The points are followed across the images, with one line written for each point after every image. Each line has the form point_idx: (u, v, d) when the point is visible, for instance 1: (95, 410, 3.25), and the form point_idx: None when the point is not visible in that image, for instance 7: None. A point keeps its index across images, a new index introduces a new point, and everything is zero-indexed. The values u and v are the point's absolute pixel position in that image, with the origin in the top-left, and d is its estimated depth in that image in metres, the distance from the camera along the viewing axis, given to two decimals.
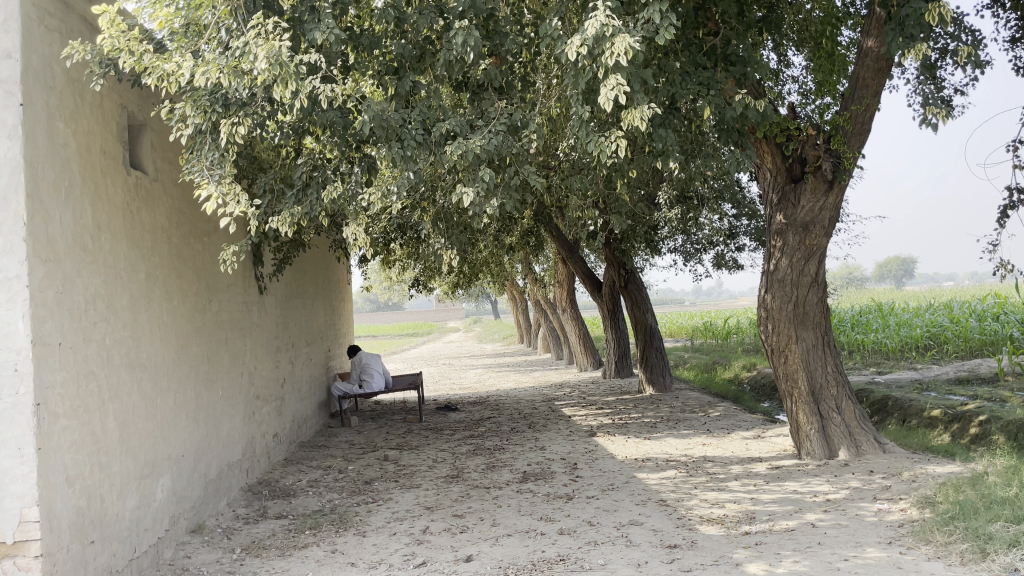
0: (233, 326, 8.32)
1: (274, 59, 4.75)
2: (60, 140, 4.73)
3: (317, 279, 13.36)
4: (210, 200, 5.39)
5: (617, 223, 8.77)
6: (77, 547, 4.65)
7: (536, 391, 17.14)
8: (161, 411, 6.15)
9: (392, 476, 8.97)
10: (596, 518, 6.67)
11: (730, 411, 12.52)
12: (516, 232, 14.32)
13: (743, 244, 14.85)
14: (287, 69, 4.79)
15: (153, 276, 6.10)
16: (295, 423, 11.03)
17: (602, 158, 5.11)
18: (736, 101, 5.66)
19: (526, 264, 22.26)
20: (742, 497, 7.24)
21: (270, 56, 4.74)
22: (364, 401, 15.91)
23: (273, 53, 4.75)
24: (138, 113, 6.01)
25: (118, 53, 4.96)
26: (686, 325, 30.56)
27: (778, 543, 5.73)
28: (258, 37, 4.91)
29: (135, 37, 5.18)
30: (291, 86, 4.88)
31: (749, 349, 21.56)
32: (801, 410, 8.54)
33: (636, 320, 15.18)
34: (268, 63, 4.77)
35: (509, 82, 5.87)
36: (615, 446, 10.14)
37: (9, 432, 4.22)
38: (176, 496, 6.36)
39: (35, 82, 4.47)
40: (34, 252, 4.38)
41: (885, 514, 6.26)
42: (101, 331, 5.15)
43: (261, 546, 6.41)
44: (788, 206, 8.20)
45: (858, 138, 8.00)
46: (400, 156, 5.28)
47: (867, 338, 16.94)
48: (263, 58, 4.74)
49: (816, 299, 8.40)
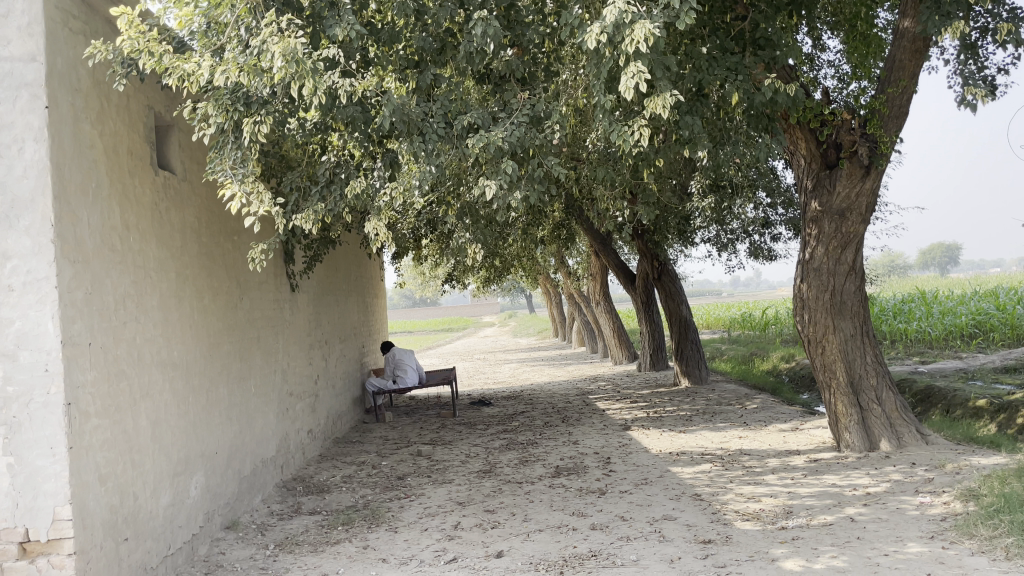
0: (266, 323, 8.38)
1: (290, 55, 4.76)
2: (87, 142, 4.78)
3: (350, 275, 13.44)
4: (235, 199, 5.41)
5: (646, 213, 8.65)
6: (111, 545, 4.70)
7: (571, 385, 17.07)
8: (194, 409, 6.21)
9: (425, 471, 8.96)
10: (629, 513, 6.59)
11: (767, 403, 12.33)
12: (548, 225, 14.26)
13: (779, 233, 14.61)
14: (303, 66, 4.79)
15: (183, 275, 6.15)
16: (329, 419, 11.10)
17: (627, 147, 5.02)
18: (766, 85, 5.51)
19: (559, 258, 22.19)
20: (779, 491, 7.09)
21: (286, 52, 4.75)
22: (399, 397, 15.98)
23: (288, 50, 4.75)
24: (165, 113, 6.06)
25: (140, 54, 5.00)
26: (724, 317, 30.24)
27: (816, 538, 5.60)
28: (276, 35, 4.92)
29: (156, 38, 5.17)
30: (309, 83, 4.87)
31: (788, 339, 21.26)
32: (839, 402, 8.34)
33: (670, 311, 15.03)
34: (285, 59, 4.79)
35: (532, 73, 5.80)
36: (650, 439, 10.03)
37: (42, 431, 4.29)
38: (211, 493, 6.42)
39: (60, 85, 4.52)
40: (63, 253, 4.42)
41: (928, 508, 6.08)
42: (131, 331, 5.20)
43: (294, 542, 6.44)
44: (823, 193, 8.01)
45: (895, 121, 7.74)
46: (422, 150, 5.25)
47: (910, 327, 16.59)
48: (279, 54, 4.75)
49: (853, 288, 8.19)
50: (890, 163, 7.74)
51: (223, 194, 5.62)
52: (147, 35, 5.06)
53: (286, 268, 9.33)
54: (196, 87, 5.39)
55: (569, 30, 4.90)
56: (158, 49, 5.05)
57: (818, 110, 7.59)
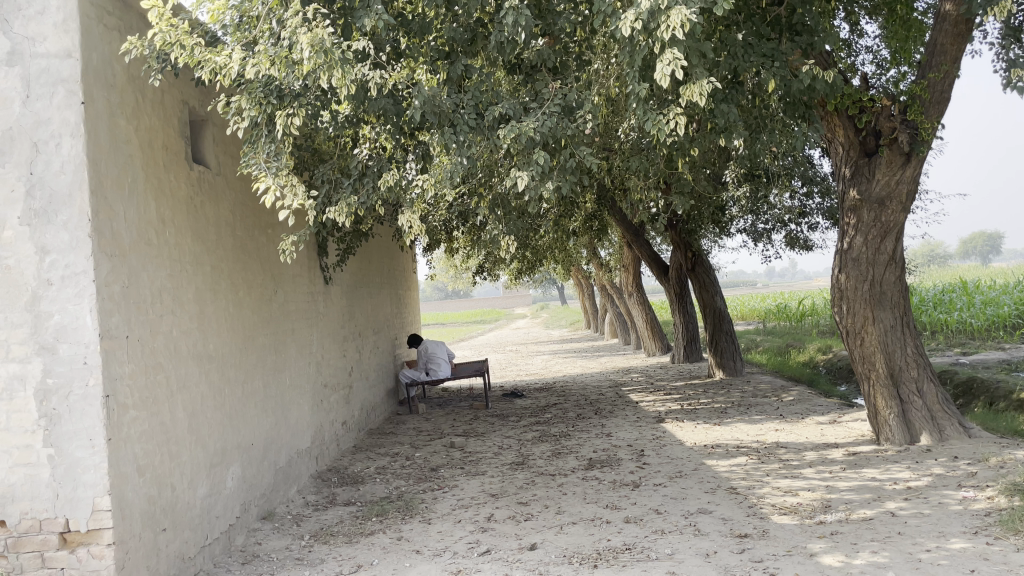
0: (300, 316, 8.44)
1: (319, 46, 4.72)
2: (123, 137, 4.83)
3: (382, 268, 13.48)
4: (269, 192, 5.45)
5: (680, 204, 8.54)
6: (150, 535, 4.77)
7: (604, 377, 16.98)
8: (230, 401, 6.27)
9: (458, 463, 8.97)
10: (664, 506, 6.53)
11: (804, 395, 12.14)
12: (580, 216, 14.18)
13: (816, 223, 14.37)
14: (333, 56, 4.75)
15: (219, 269, 6.20)
16: (363, 411, 11.15)
17: (661, 136, 4.94)
18: (803, 72, 5.38)
19: (591, 248, 22.10)
20: (817, 485, 6.97)
21: (313, 42, 4.70)
22: (431, 389, 16.02)
23: (317, 41, 4.71)
24: (199, 108, 6.11)
25: (174, 48, 5.04)
26: (759, 308, 29.89)
27: (856, 533, 5.49)
28: (307, 27, 4.91)
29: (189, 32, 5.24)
30: (338, 74, 4.83)
31: (825, 331, 20.96)
32: (879, 394, 8.18)
33: (704, 303, 14.87)
34: (313, 49, 4.74)
35: (564, 62, 5.72)
36: (684, 432, 9.94)
37: (81, 423, 4.35)
38: (247, 483, 6.49)
39: (95, 81, 4.57)
40: (100, 248, 4.47)
41: (971, 503, 5.94)
42: (168, 324, 5.25)
43: (329, 533, 6.48)
44: (861, 181, 7.84)
45: (937, 107, 7.54)
46: (453, 141, 5.22)
47: (950, 318, 16.26)
48: (308, 45, 4.72)
49: (893, 278, 8.02)
50: (931, 151, 7.56)
51: (256, 187, 5.66)
52: (179, 28, 5.10)
53: (319, 261, 9.38)
54: (229, 80, 5.39)
55: (601, 17, 4.82)
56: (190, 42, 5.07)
57: (857, 97, 7.44)
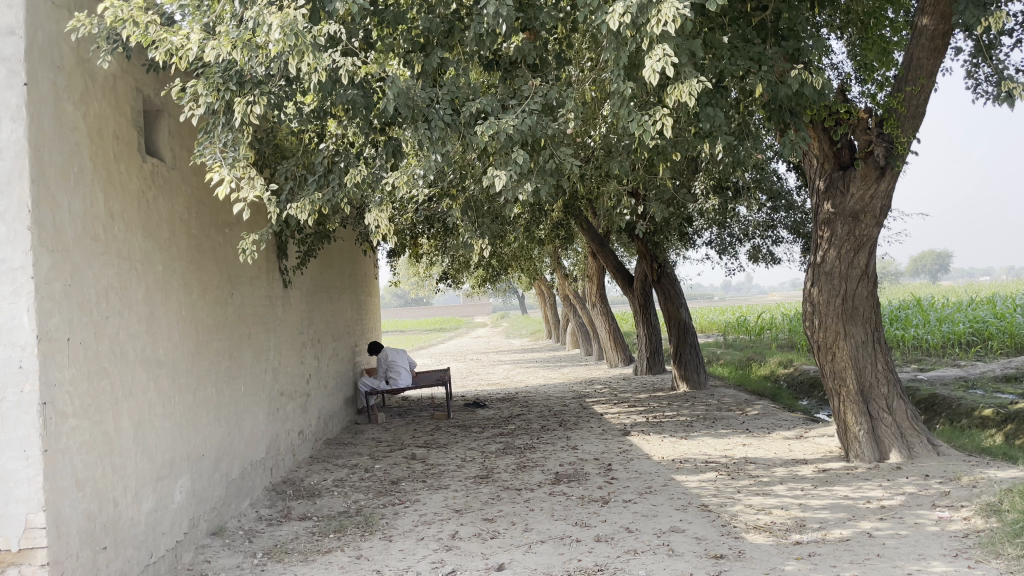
0: (257, 321, 8.07)
1: (289, 28, 4.44)
2: (69, 124, 4.47)
3: (343, 271, 13.10)
4: (223, 184, 5.09)
5: (656, 210, 8.38)
6: (88, 554, 4.39)
7: (566, 388, 16.80)
8: (180, 409, 5.91)
9: (419, 476, 8.66)
10: (635, 524, 6.32)
11: (768, 409, 12.06)
12: (546, 223, 13.95)
13: (781, 236, 14.34)
14: (303, 40, 4.47)
15: (171, 268, 5.84)
16: (321, 420, 10.78)
17: (645, 138, 4.76)
18: (792, 77, 5.21)
19: (555, 256, 21.94)
20: (790, 502, 6.82)
21: (284, 25, 4.41)
22: (391, 398, 15.66)
23: (287, 23, 4.43)
24: (154, 97, 5.75)
25: (124, 24, 4.72)
26: (718, 321, 30.14)
27: (834, 554, 5.33)
28: (272, 8, 4.61)
29: (140, 8, 4.89)
30: (308, 60, 4.56)
31: (784, 344, 21.09)
32: (849, 410, 8.07)
33: (669, 314, 14.76)
34: (283, 32, 4.45)
35: (544, 59, 5.50)
36: (651, 446, 9.75)
37: (15, 432, 3.98)
38: (196, 497, 6.11)
39: (40, 61, 4.22)
40: (40, 242, 4.12)
41: (948, 523, 5.82)
42: (114, 326, 4.89)
43: (284, 551, 6.13)
44: (836, 194, 7.74)
45: (912, 121, 7.49)
46: (427, 138, 4.96)
47: (908, 334, 16.43)
48: (278, 27, 4.42)
49: (866, 293, 7.93)
50: (906, 165, 7.49)
51: (211, 178, 5.32)
52: (131, 4, 4.81)
53: (279, 263, 9.02)
54: (184, 63, 5.04)
55: (585, 11, 4.62)
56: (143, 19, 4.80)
57: (834, 109, 7.34)
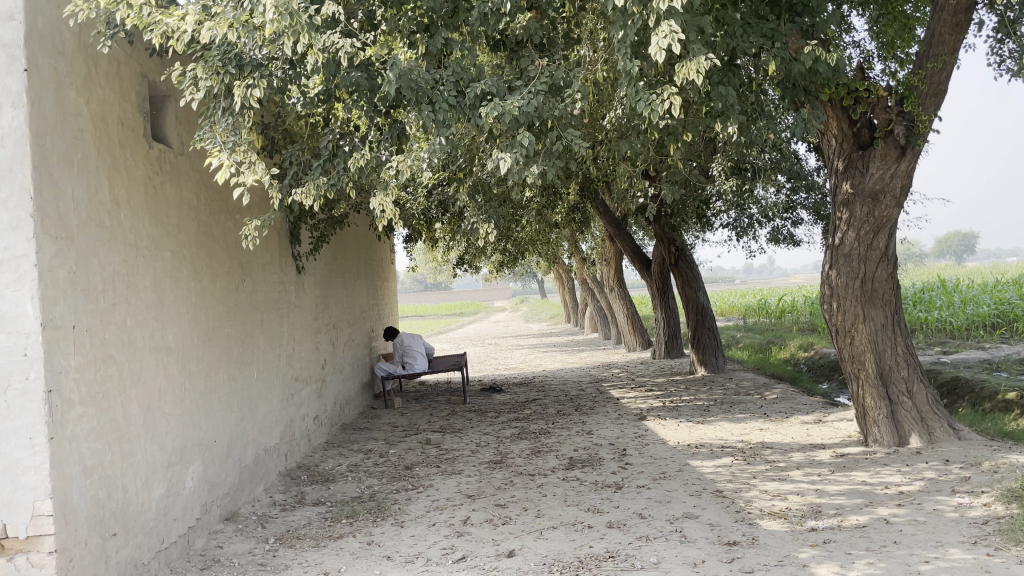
0: (270, 307, 8.07)
1: (283, 8, 4.40)
2: (72, 110, 4.44)
3: (359, 257, 13.07)
4: (223, 168, 5.07)
5: (669, 193, 8.25)
6: (97, 541, 4.40)
7: (584, 372, 16.73)
8: (191, 396, 5.91)
9: (433, 461, 8.65)
10: (648, 510, 6.25)
11: (787, 393, 11.92)
12: (562, 206, 13.85)
13: (801, 218, 14.13)
14: (297, 19, 4.44)
15: (180, 255, 5.82)
16: (337, 405, 10.79)
17: (653, 118, 4.66)
18: (805, 54, 5.07)
19: (572, 239, 21.82)
20: (806, 488, 6.72)
21: (279, 4, 4.37)
22: (408, 383, 15.66)
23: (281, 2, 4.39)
24: (161, 83, 5.72)
25: (118, 7, 4.66)
26: (738, 304, 29.90)
27: (850, 541, 5.23)
28: None
29: None
30: (304, 39, 4.57)
31: (805, 328, 20.86)
32: (868, 394, 7.93)
33: (687, 298, 14.62)
34: (277, 11, 4.42)
35: (551, 39, 5.41)
36: (667, 431, 9.67)
37: (21, 420, 3.98)
38: (209, 483, 6.13)
39: (41, 46, 4.18)
40: (43, 229, 4.10)
41: (967, 510, 5.71)
42: (121, 313, 4.88)
43: (296, 536, 6.14)
44: (855, 174, 7.57)
45: (934, 99, 7.31)
46: (431, 120, 4.89)
47: (931, 316, 16.17)
48: (272, 6, 4.38)
49: (885, 275, 7.77)
50: (927, 144, 7.32)
51: (211, 164, 5.30)
52: None
53: (292, 249, 9.01)
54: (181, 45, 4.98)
55: None
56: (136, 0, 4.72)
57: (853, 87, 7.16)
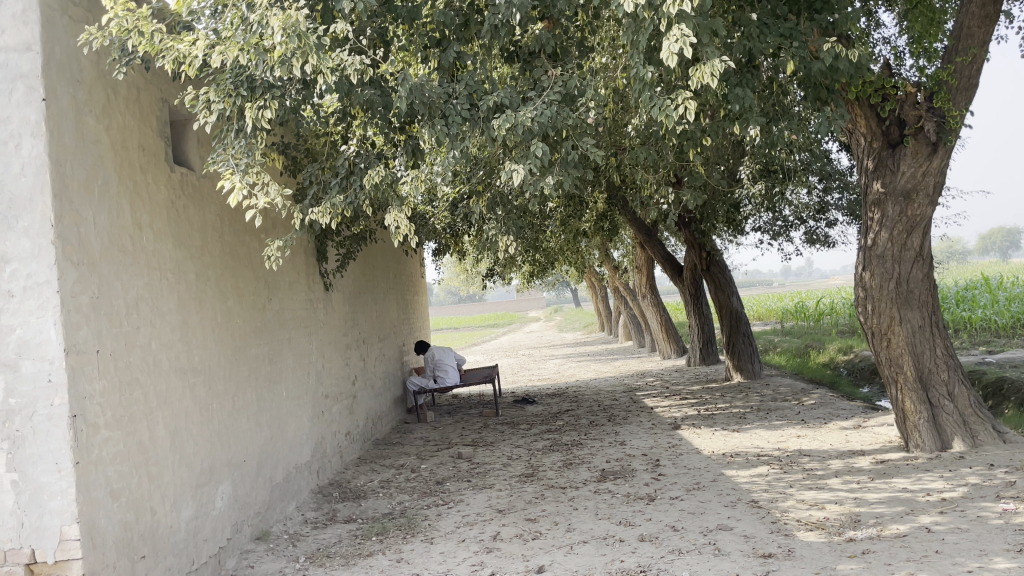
0: (298, 325, 8.11)
1: (290, 29, 4.50)
2: (92, 137, 4.50)
3: (388, 272, 13.12)
4: (237, 190, 5.12)
5: (694, 198, 8.13)
6: (126, 564, 4.42)
7: (618, 381, 16.58)
8: (219, 416, 5.94)
9: (465, 475, 8.60)
10: (681, 522, 6.13)
11: (826, 398, 11.67)
12: (590, 215, 13.77)
13: (835, 218, 13.86)
14: (304, 39, 4.52)
15: (204, 276, 5.87)
16: (369, 420, 10.81)
17: (669, 123, 4.59)
18: (824, 51, 4.96)
19: (603, 248, 21.69)
20: (844, 497, 6.55)
21: (285, 25, 4.48)
22: (441, 397, 15.65)
23: (289, 24, 4.50)
24: (181, 107, 5.79)
25: (128, 34, 4.65)
26: (776, 308, 29.48)
27: (890, 551, 5.06)
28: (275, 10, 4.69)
29: (144, 16, 4.81)
30: (311, 60, 4.63)
31: (845, 330, 20.47)
32: (907, 398, 7.71)
33: (720, 303, 14.41)
34: (284, 33, 4.52)
35: (564, 48, 5.37)
36: (702, 440, 9.51)
37: (46, 446, 4.02)
38: (239, 503, 6.14)
39: (59, 76, 4.24)
40: (65, 256, 4.14)
41: (1013, 516, 5.50)
42: (146, 336, 4.92)
43: (326, 555, 6.13)
44: (885, 173, 7.39)
45: (964, 93, 7.14)
46: (445, 134, 4.90)
47: (974, 315, 15.76)
48: (278, 28, 4.49)
49: (921, 276, 7.57)
50: (959, 140, 7.14)
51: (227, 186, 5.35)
52: (136, 12, 4.75)
53: (318, 267, 9.07)
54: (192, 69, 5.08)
55: None
56: (147, 27, 4.71)
57: (880, 84, 7.01)
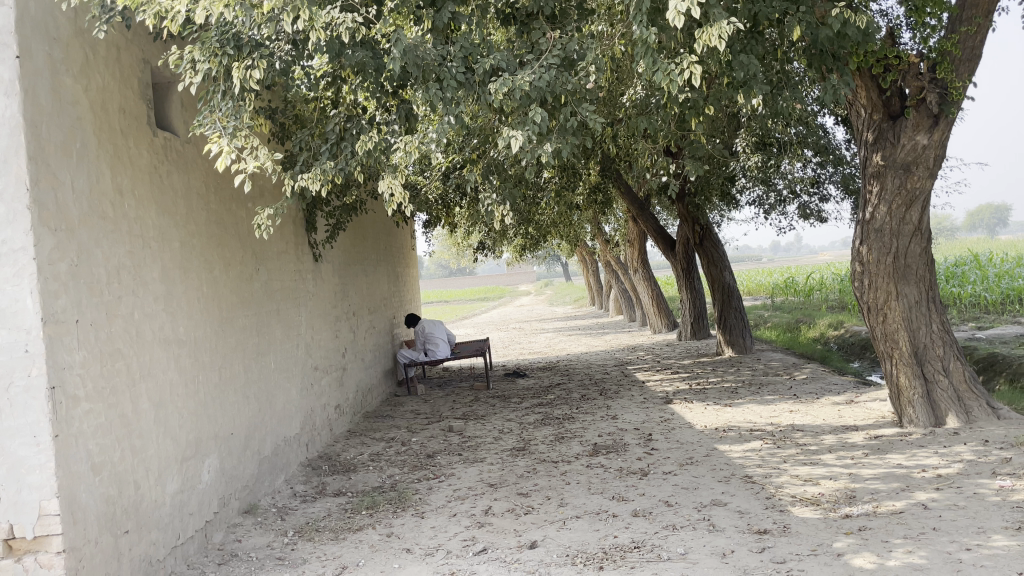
0: (286, 296, 7.96)
1: None
2: (69, 98, 4.31)
3: (378, 243, 12.93)
4: (224, 155, 4.95)
5: (691, 170, 7.99)
6: (108, 539, 4.31)
7: (609, 355, 16.52)
8: (205, 389, 5.80)
9: (456, 449, 8.50)
10: (674, 498, 6.06)
11: (817, 373, 11.64)
12: (584, 187, 13.61)
13: (829, 193, 13.76)
14: None
15: (189, 245, 5.71)
16: (358, 393, 10.70)
17: (672, 88, 4.44)
18: (830, 17, 4.81)
19: (594, 221, 21.53)
20: (839, 473, 6.49)
21: None
22: (431, 370, 15.55)
23: None
24: (164, 68, 5.59)
25: None
26: (766, 283, 29.52)
27: (887, 528, 5.01)
28: None
29: None
30: (301, 15, 4.44)
31: (835, 306, 20.48)
32: (902, 373, 7.65)
33: (712, 277, 14.32)
34: None
35: (563, 9, 5.19)
36: (694, 414, 9.45)
37: (24, 418, 3.87)
38: (226, 476, 6.03)
39: (33, 32, 4.04)
40: (41, 222, 3.97)
41: (1010, 493, 5.45)
42: (128, 305, 4.77)
43: (314, 529, 6.04)
44: (885, 145, 7.26)
45: (968, 64, 7.00)
46: (438, 98, 4.75)
47: (965, 291, 15.76)
48: None
49: (919, 250, 7.46)
50: (961, 112, 7.02)
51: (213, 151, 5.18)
52: None
53: (308, 237, 8.90)
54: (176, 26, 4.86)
55: None
56: None
57: (882, 54, 6.87)
